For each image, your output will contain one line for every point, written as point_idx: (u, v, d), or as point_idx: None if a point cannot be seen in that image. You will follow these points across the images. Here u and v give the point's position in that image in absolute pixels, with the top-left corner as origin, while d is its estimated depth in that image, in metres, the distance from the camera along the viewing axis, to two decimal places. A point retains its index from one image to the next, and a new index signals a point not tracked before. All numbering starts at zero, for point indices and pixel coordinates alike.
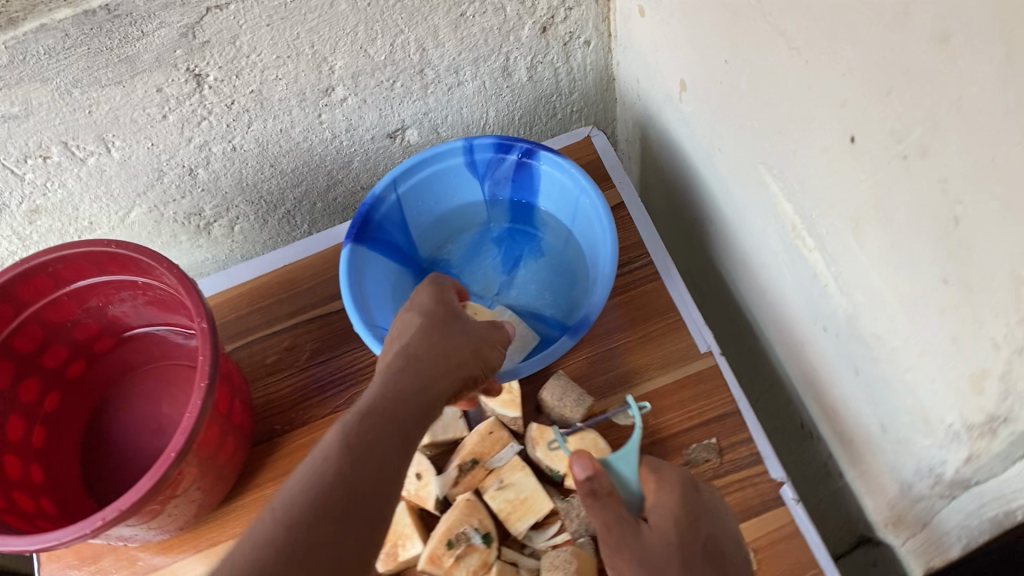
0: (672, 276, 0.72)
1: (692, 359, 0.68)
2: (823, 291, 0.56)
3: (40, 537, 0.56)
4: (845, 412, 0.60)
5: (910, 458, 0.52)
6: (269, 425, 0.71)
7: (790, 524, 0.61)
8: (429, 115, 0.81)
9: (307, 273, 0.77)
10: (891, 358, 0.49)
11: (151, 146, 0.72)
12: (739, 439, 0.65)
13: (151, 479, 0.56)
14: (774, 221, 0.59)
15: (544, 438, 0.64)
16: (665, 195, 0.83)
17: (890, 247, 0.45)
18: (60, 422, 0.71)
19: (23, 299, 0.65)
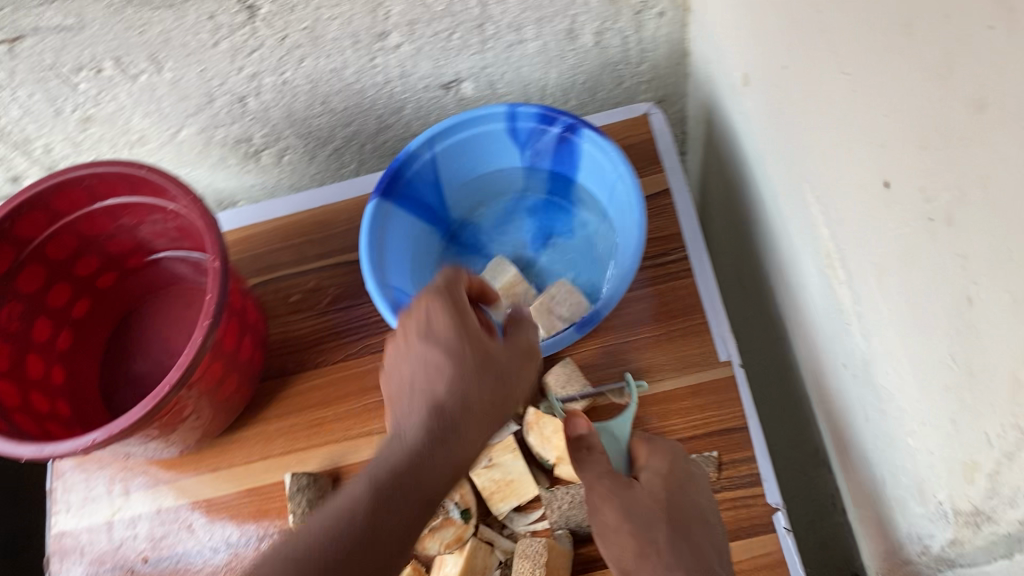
0: (706, 276, 0.69)
1: (708, 367, 0.66)
2: (846, 328, 0.53)
3: (38, 445, 0.59)
4: (853, 451, 0.58)
5: (903, 519, 0.50)
6: (283, 363, 0.72)
7: (777, 553, 0.60)
8: (486, 70, 0.77)
9: (342, 217, 0.77)
10: (898, 418, 0.47)
11: (202, 71, 0.72)
12: (741, 457, 0.63)
13: (144, 407, 0.58)
14: (811, 243, 0.56)
15: (539, 424, 0.63)
16: (722, 185, 0.80)
17: (908, 306, 0.42)
18: (86, 328, 0.74)
19: (58, 209, 0.67)
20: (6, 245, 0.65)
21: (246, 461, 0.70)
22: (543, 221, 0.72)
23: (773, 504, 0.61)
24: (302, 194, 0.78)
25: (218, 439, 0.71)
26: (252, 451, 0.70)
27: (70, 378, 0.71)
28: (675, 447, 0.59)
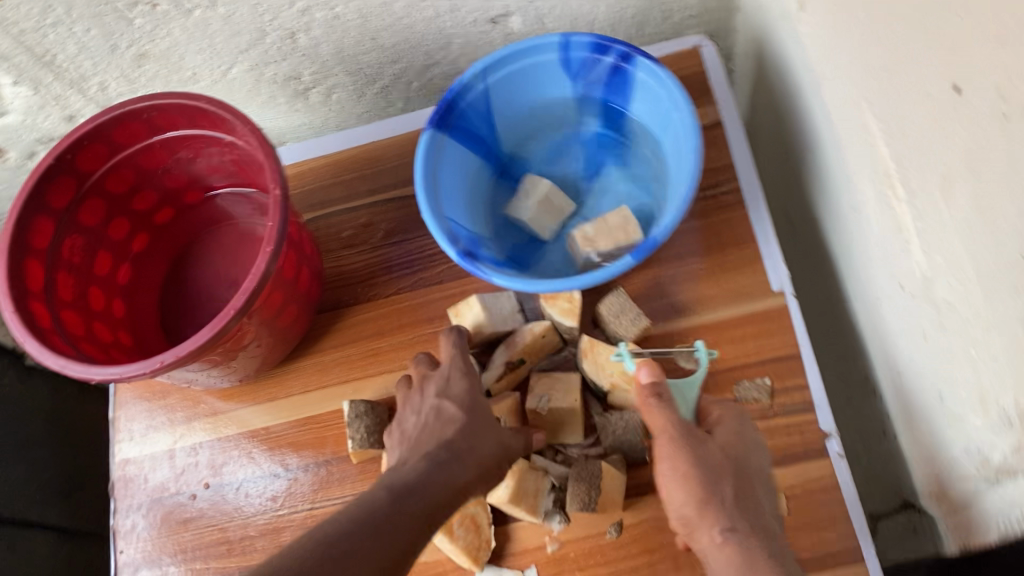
0: (759, 208, 0.69)
1: (761, 296, 0.66)
2: (906, 248, 0.53)
3: (107, 368, 0.60)
4: (908, 376, 0.58)
5: (962, 435, 0.50)
6: (336, 296, 0.73)
7: (830, 477, 0.61)
8: (535, 3, 0.77)
9: (391, 152, 0.77)
10: (960, 332, 0.47)
11: (256, 5, 0.72)
12: (793, 384, 0.63)
13: (208, 331, 0.60)
14: (871, 166, 0.56)
15: (594, 352, 0.64)
16: (771, 121, 0.79)
17: (977, 213, 0.42)
18: (145, 263, 0.75)
19: (119, 143, 0.67)
20: (68, 177, 0.66)
21: (302, 391, 0.71)
22: (595, 155, 0.72)
23: (825, 430, 0.62)
24: (351, 130, 0.78)
25: (275, 370, 0.72)
26: (308, 380, 0.71)
27: (130, 310, 0.73)
28: (743, 414, 0.60)
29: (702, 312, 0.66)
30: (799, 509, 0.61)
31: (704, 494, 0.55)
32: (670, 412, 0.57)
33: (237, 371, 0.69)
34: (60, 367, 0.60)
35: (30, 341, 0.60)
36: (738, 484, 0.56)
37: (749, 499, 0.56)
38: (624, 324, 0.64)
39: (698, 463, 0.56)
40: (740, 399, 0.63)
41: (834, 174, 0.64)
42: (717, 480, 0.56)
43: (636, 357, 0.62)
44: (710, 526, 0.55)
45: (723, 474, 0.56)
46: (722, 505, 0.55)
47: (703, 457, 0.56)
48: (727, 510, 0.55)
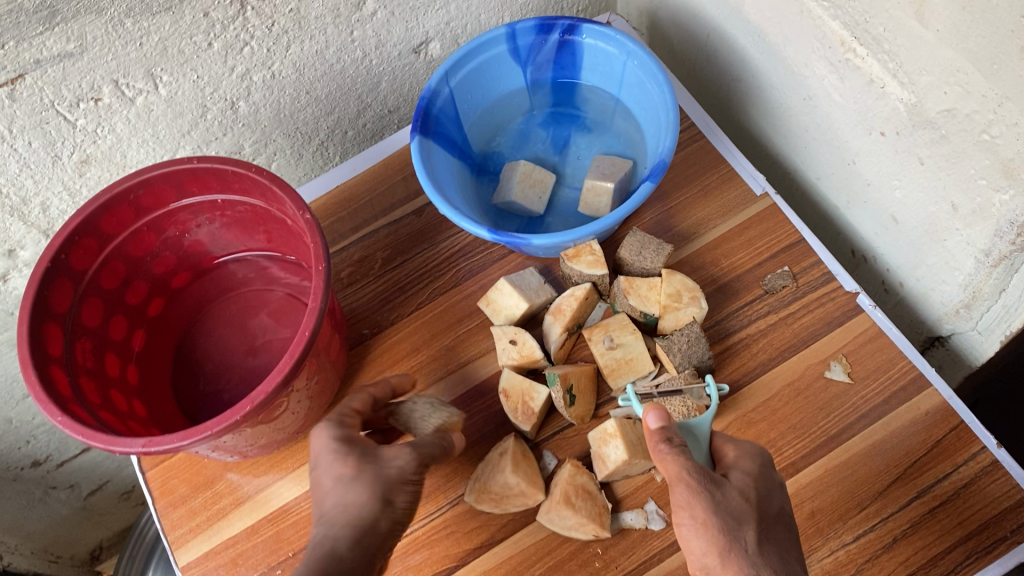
0: (716, 134, 0.76)
1: (752, 202, 0.73)
2: (881, 94, 0.61)
3: (190, 431, 0.56)
4: (906, 213, 0.66)
5: (989, 224, 0.58)
6: (358, 330, 0.73)
7: (873, 325, 0.67)
8: (451, 24, 0.83)
9: (363, 188, 0.79)
10: (966, 127, 0.55)
11: (197, 79, 0.73)
12: (810, 263, 0.70)
13: (291, 357, 0.57)
14: (821, 46, 0.64)
15: (634, 288, 0.68)
16: (681, 74, 0.88)
17: (962, 13, 0.50)
18: (150, 359, 0.72)
19: (107, 233, 0.65)
20: (65, 279, 0.63)
21: None
22: (556, 131, 0.78)
23: (852, 290, 0.68)
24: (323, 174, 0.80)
25: (323, 418, 0.70)
26: None
27: (151, 407, 0.69)
28: (757, 454, 0.56)
29: (705, 232, 0.73)
30: (860, 362, 0.66)
31: (728, 541, 0.51)
32: (682, 457, 0.52)
33: (294, 424, 0.66)
34: (142, 448, 0.56)
35: (96, 436, 0.56)
36: (760, 528, 0.52)
37: (772, 541, 0.53)
38: (649, 255, 0.69)
39: (716, 509, 0.51)
40: (770, 291, 0.69)
41: (771, 80, 0.73)
42: (740, 523, 0.51)
43: (674, 278, 0.67)
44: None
45: (745, 517, 0.52)
46: (746, 552, 0.51)
47: (717, 502, 0.52)
48: (751, 555, 0.51)
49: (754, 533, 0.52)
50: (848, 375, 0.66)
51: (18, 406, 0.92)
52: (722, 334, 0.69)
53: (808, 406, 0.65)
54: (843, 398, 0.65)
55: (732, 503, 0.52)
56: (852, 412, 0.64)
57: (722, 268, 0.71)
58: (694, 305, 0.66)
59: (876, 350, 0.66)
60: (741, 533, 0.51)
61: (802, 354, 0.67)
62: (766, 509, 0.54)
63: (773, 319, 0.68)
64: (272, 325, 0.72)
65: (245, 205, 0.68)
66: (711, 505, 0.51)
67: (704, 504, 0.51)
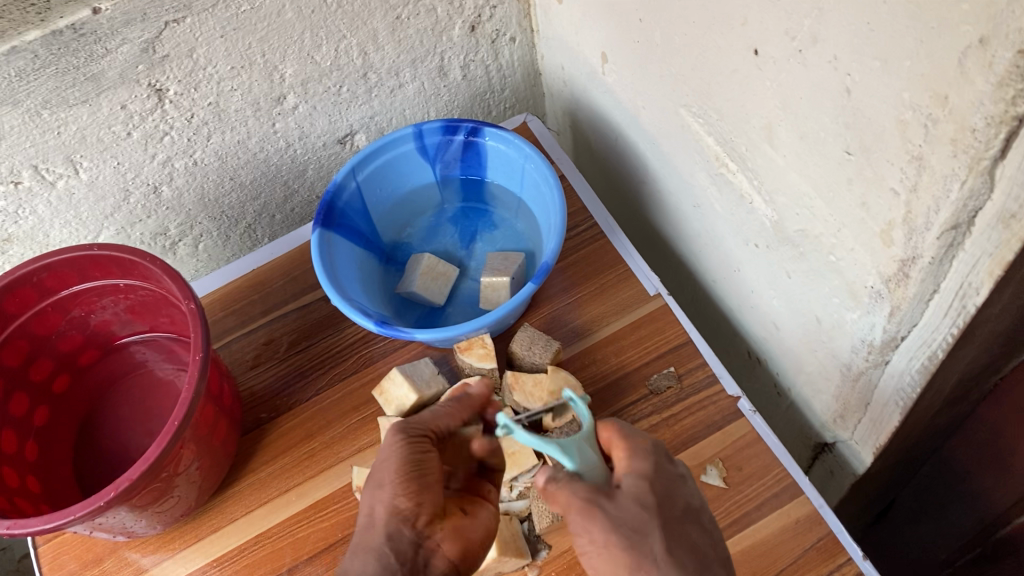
0: (617, 234, 0.80)
1: (645, 302, 0.75)
2: (750, 209, 0.63)
3: (55, 514, 0.58)
4: (782, 321, 0.68)
5: (846, 339, 0.59)
6: (256, 414, 0.75)
7: (751, 431, 0.68)
8: (375, 118, 0.87)
9: (275, 274, 0.83)
10: (817, 247, 0.57)
11: (117, 165, 0.76)
12: (695, 365, 0.71)
13: (159, 446, 0.59)
14: (700, 159, 0.67)
15: (520, 383, 0.70)
16: (597, 172, 0.91)
17: (799, 141, 0.53)
18: (52, 436, 0.73)
19: (10, 312, 0.67)
20: None
21: (246, 513, 0.70)
22: (464, 226, 0.81)
23: (734, 394, 0.69)
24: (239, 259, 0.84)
25: (213, 501, 0.70)
26: (251, 500, 0.70)
27: (46, 484, 0.69)
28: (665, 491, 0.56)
29: (599, 329, 0.75)
30: (737, 466, 0.67)
31: (633, 553, 0.51)
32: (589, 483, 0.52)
33: (180, 507, 0.67)
34: (7, 529, 0.58)
35: None
36: None
37: None
38: (538, 351, 0.71)
39: (614, 526, 0.51)
40: (654, 392, 0.71)
41: (668, 186, 0.75)
42: (643, 533, 0.51)
43: (558, 375, 0.69)
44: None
45: (648, 528, 0.52)
46: (656, 563, 0.51)
47: (612, 516, 0.51)
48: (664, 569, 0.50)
49: (661, 541, 0.51)
50: (722, 479, 0.66)
51: None
52: None
53: None
54: (718, 502, 0.65)
55: (622, 515, 0.52)
56: (727, 516, 0.65)
57: (611, 366, 0.73)
58: None
59: (754, 455, 0.67)
60: (646, 543, 0.51)
61: (681, 456, 0.68)
62: (668, 507, 0.53)
63: (656, 420, 0.69)
64: (169, 407, 0.74)
65: (146, 289, 0.70)
66: (607, 520, 0.51)
67: (599, 524, 0.51)
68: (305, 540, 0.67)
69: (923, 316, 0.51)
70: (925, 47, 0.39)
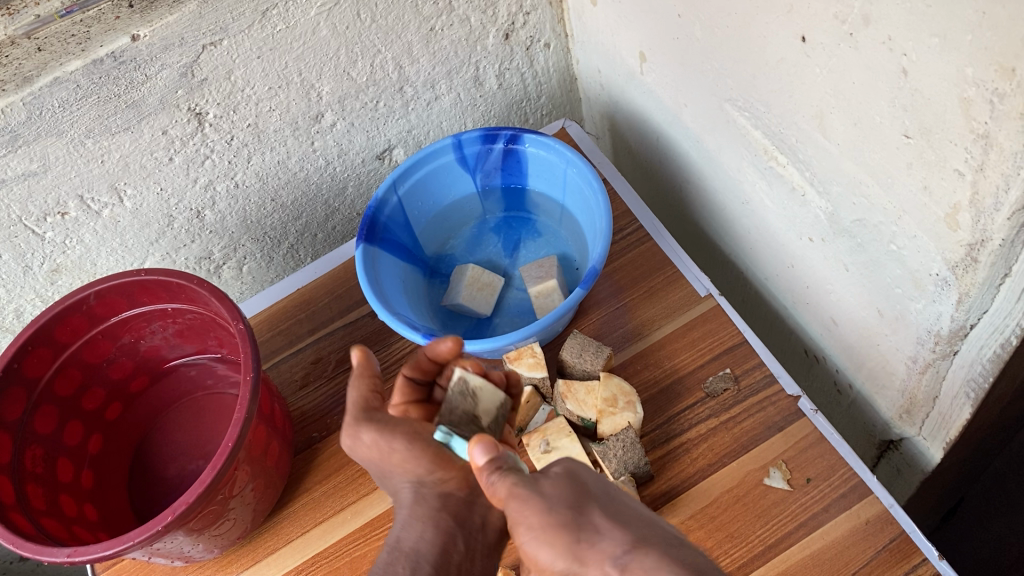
0: (663, 236, 0.78)
1: (695, 303, 0.74)
2: (803, 202, 0.61)
3: (113, 541, 0.58)
4: (840, 315, 0.66)
5: (911, 331, 0.57)
6: (308, 434, 0.74)
7: (814, 431, 0.66)
8: (413, 132, 0.87)
9: (321, 292, 0.83)
10: (876, 237, 0.55)
11: (160, 191, 0.77)
12: (752, 365, 0.70)
13: (214, 468, 0.59)
14: (748, 153, 0.65)
15: (571, 392, 0.69)
16: (640, 174, 0.90)
17: (853, 128, 0.51)
18: (106, 463, 0.73)
19: (61, 342, 0.68)
20: (17, 388, 0.65)
21: (302, 533, 0.69)
22: (506, 235, 0.80)
23: (794, 393, 0.68)
24: (284, 278, 0.84)
25: (269, 522, 0.70)
26: (306, 519, 0.70)
27: (102, 511, 0.70)
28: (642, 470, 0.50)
29: (650, 333, 0.73)
30: (801, 468, 0.65)
31: (573, 534, 0.41)
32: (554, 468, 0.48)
33: (235, 530, 0.67)
34: (66, 557, 0.57)
35: (25, 545, 0.58)
36: None
37: None
38: (590, 358, 0.70)
39: (549, 506, 0.43)
40: (711, 395, 0.69)
41: (714, 183, 0.74)
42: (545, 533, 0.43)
43: (611, 382, 0.68)
44: (600, 565, 0.40)
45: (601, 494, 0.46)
46: (596, 537, 0.41)
47: (546, 497, 0.44)
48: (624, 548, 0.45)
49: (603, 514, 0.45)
50: (786, 482, 0.64)
51: None
52: (664, 437, 0.68)
53: (745, 514, 0.64)
54: (781, 505, 0.63)
55: (551, 495, 0.44)
56: (792, 520, 0.63)
57: (664, 370, 0.71)
58: (629, 410, 0.66)
59: (818, 456, 0.65)
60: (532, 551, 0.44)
61: (741, 460, 0.66)
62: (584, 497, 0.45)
63: (714, 424, 0.68)
64: (220, 430, 0.74)
65: (193, 313, 0.70)
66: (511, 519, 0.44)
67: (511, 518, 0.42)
68: (361, 559, 0.67)
69: (993, 302, 0.49)
70: (988, 20, 0.37)
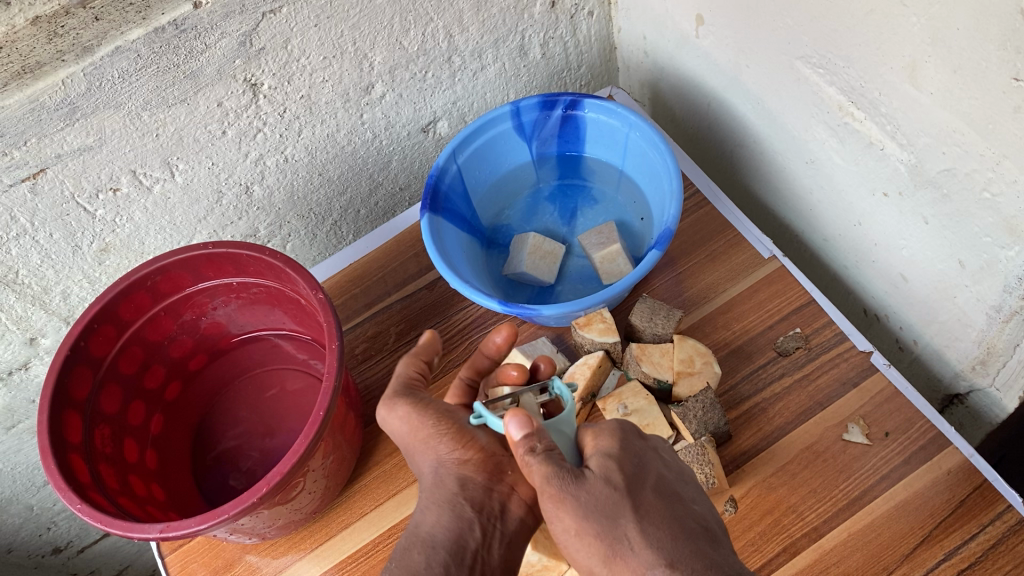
0: (721, 201, 0.78)
1: (760, 265, 0.74)
2: (882, 156, 0.62)
3: (207, 514, 0.57)
4: (912, 270, 0.66)
5: (997, 279, 0.57)
6: (374, 407, 0.74)
7: (889, 386, 0.66)
8: (457, 103, 0.87)
9: (373, 266, 0.82)
10: (968, 186, 0.55)
11: (212, 166, 0.75)
12: (822, 324, 0.70)
13: (305, 438, 0.58)
14: (819, 111, 0.65)
15: (645, 354, 0.69)
16: (685, 142, 0.90)
17: (952, 77, 0.51)
18: (169, 444, 0.72)
19: (125, 319, 0.66)
20: (84, 366, 0.64)
21: (376, 506, 0.68)
22: (562, 204, 0.80)
23: (866, 349, 0.68)
24: (335, 254, 0.83)
25: (341, 497, 0.69)
26: (380, 492, 0.69)
27: (170, 491, 0.68)
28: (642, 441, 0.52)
29: (717, 296, 0.74)
30: (878, 423, 0.65)
31: (610, 545, 0.46)
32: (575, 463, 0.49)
33: (313, 504, 0.66)
34: (159, 533, 0.56)
35: (114, 523, 0.56)
36: None
37: None
38: (661, 322, 0.70)
39: (585, 512, 0.47)
40: (783, 353, 0.69)
41: (774, 146, 0.74)
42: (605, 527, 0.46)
43: (687, 343, 0.68)
44: None
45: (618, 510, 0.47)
46: None
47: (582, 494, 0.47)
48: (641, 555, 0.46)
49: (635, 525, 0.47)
50: (865, 437, 0.65)
51: (38, 493, 0.95)
52: (738, 397, 0.69)
53: (826, 470, 0.64)
54: (862, 460, 0.64)
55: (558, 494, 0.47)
56: (874, 474, 0.63)
57: (733, 332, 0.72)
58: (708, 370, 0.67)
59: (894, 410, 0.65)
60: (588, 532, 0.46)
61: (819, 417, 0.66)
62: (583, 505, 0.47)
63: (788, 382, 0.68)
64: (287, 407, 0.73)
65: (260, 285, 0.69)
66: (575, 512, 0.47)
67: None
68: None
69: None
70: None
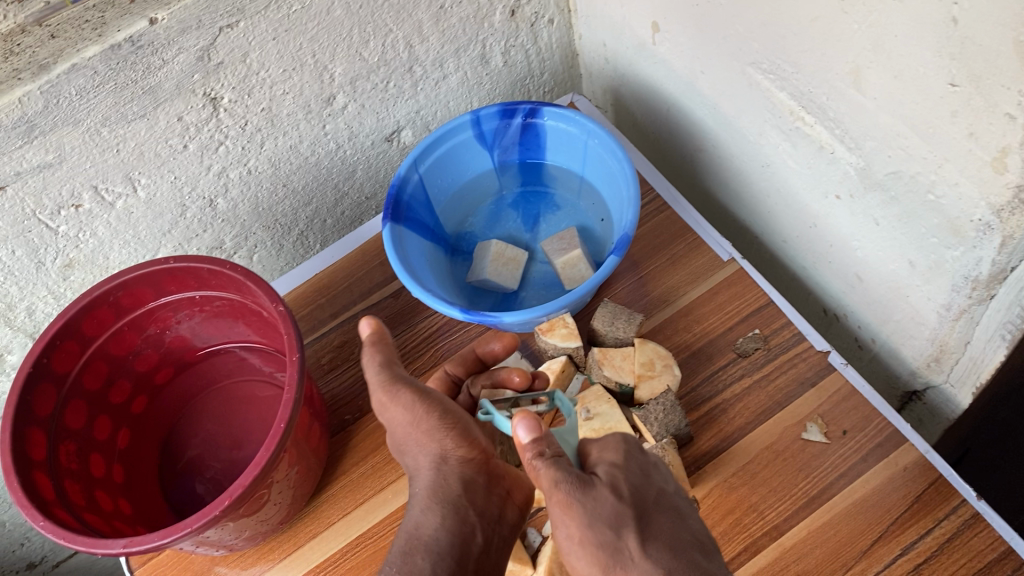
0: (681, 205, 0.79)
1: (720, 268, 0.75)
2: (832, 159, 0.63)
3: (170, 528, 0.57)
4: (866, 270, 0.67)
5: (945, 279, 0.58)
6: (340, 417, 0.74)
7: (847, 384, 0.67)
8: (421, 112, 0.87)
9: (339, 275, 0.82)
10: (913, 188, 0.56)
11: (175, 179, 0.75)
12: (780, 325, 0.71)
13: (268, 450, 0.58)
14: (771, 115, 0.66)
15: (607, 358, 0.69)
16: (647, 145, 0.91)
17: (893, 82, 0.52)
18: (136, 458, 0.72)
19: (88, 335, 0.66)
20: (47, 382, 0.64)
21: (343, 515, 0.69)
22: (524, 210, 0.80)
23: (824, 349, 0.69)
24: (301, 264, 0.83)
25: (309, 506, 0.70)
26: (347, 501, 0.69)
27: (137, 505, 0.69)
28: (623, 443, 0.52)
29: (678, 299, 0.75)
30: (837, 421, 0.66)
31: (610, 555, 0.46)
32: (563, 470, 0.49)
33: (280, 515, 0.66)
34: (123, 548, 0.56)
35: (77, 539, 0.57)
36: None
37: None
38: (621, 325, 0.71)
39: (590, 521, 0.47)
40: (743, 355, 0.70)
41: (731, 150, 0.75)
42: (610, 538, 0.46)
43: (647, 347, 0.69)
44: None
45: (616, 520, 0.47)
46: None
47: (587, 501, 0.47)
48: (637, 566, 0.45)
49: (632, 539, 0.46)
50: (824, 435, 0.66)
51: (9, 510, 0.95)
52: (701, 398, 0.70)
53: (787, 468, 0.65)
54: (821, 458, 0.65)
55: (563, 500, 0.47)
56: (834, 471, 0.64)
57: (695, 334, 0.73)
58: (668, 372, 0.68)
59: (852, 408, 0.67)
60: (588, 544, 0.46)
61: (778, 417, 0.67)
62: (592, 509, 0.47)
63: (748, 383, 0.69)
64: (253, 418, 0.74)
65: (223, 298, 0.70)
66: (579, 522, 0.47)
67: None
68: None
69: None
70: None
